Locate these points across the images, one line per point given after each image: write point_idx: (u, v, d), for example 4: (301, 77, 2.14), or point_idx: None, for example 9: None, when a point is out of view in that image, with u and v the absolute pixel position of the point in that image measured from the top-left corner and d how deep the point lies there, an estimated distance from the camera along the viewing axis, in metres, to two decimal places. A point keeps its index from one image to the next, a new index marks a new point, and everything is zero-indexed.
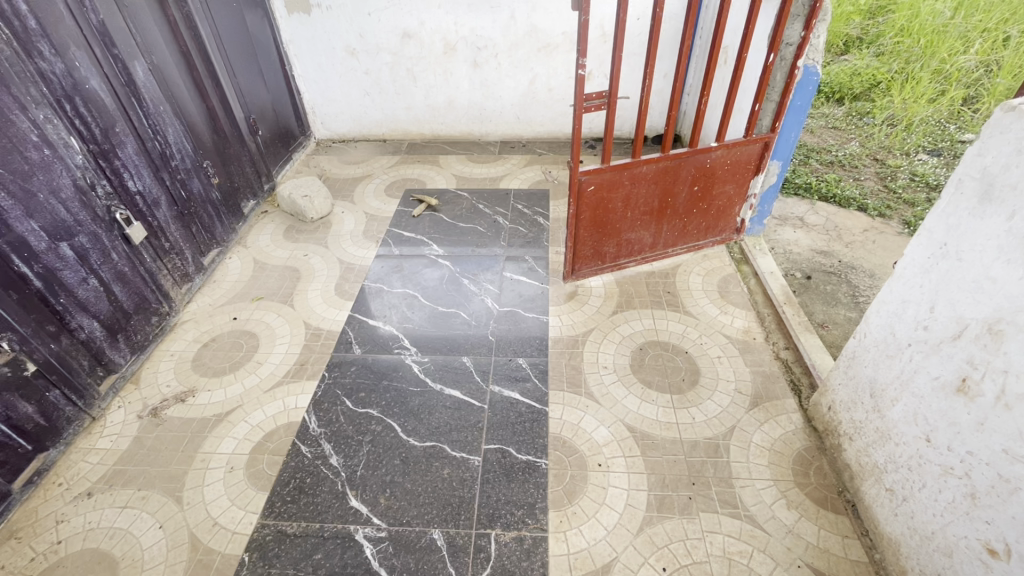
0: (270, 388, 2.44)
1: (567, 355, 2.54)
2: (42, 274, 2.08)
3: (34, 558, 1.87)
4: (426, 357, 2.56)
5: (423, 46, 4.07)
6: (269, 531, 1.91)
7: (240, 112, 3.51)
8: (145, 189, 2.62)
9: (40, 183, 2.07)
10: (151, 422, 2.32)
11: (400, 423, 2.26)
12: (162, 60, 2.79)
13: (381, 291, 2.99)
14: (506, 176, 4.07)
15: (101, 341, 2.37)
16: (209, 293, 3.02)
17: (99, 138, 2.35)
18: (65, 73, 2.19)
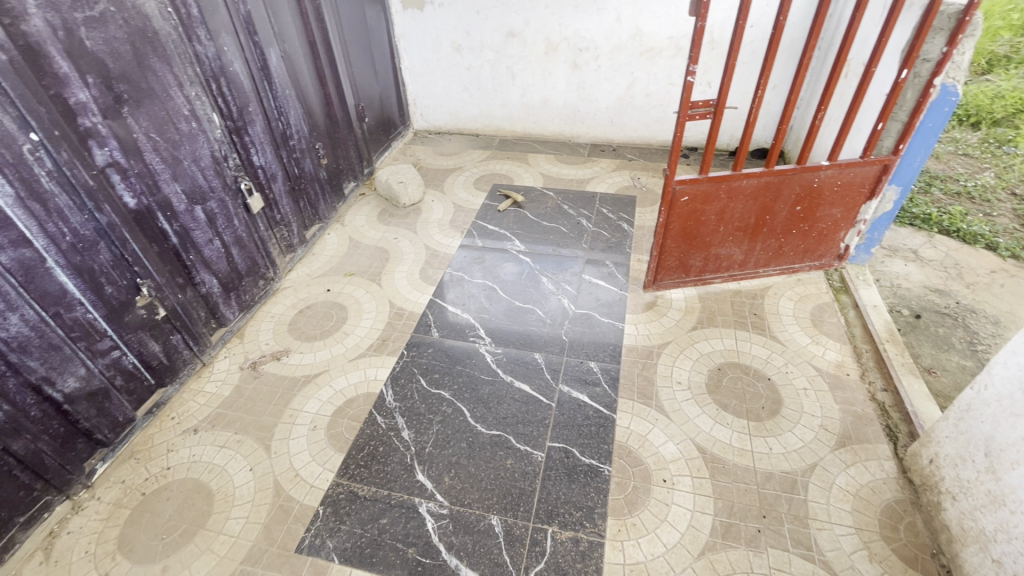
0: (354, 358, 2.61)
1: (640, 365, 2.50)
2: (179, 232, 2.36)
3: (148, 478, 2.13)
4: (499, 349, 2.62)
5: (525, 45, 4.15)
6: (342, 490, 2.05)
7: (351, 99, 3.77)
8: (267, 164, 2.89)
9: (186, 151, 2.35)
10: (250, 374, 2.56)
11: (469, 408, 2.34)
12: (293, 49, 3.06)
13: (462, 280, 3.10)
14: (593, 179, 4.06)
15: (217, 297, 2.65)
16: (308, 264, 3.27)
17: (235, 116, 2.63)
18: (216, 57, 2.46)
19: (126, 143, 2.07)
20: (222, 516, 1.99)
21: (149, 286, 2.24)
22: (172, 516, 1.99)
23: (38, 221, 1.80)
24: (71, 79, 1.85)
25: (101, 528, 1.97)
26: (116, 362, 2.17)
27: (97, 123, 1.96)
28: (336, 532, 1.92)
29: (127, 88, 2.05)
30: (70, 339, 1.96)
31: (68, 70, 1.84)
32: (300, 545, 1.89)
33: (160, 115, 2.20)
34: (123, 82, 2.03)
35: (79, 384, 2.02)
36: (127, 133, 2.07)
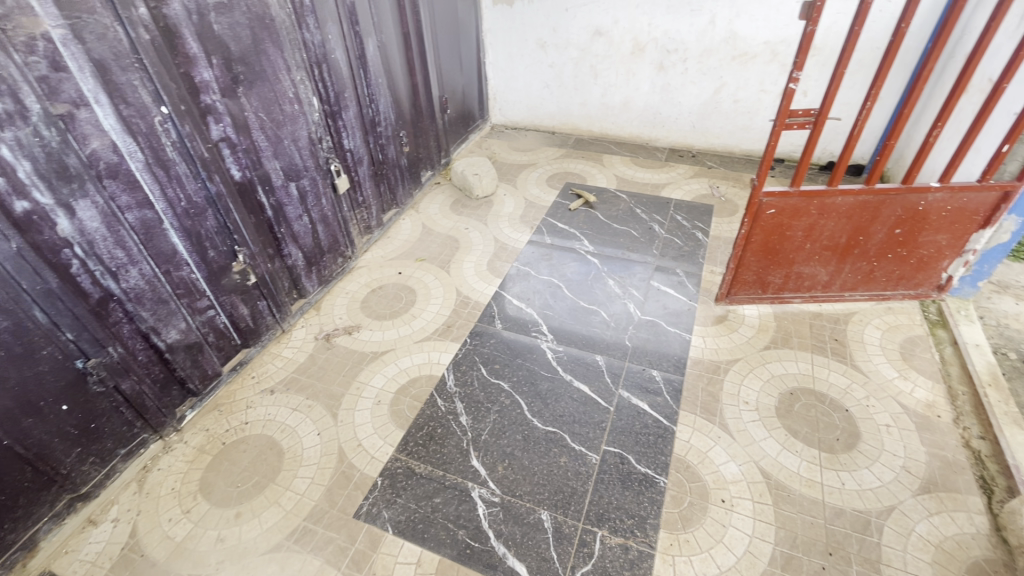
0: (419, 340, 2.70)
1: (706, 379, 2.42)
2: (274, 206, 2.54)
3: (228, 430, 2.31)
4: (560, 347, 2.62)
5: (612, 45, 4.10)
6: (400, 465, 2.13)
7: (436, 91, 3.88)
8: (355, 148, 3.04)
9: (287, 131, 2.51)
10: (323, 344, 2.72)
11: (527, 402, 2.36)
12: (389, 39, 3.19)
13: (528, 276, 3.12)
14: (669, 184, 3.95)
15: (301, 269, 2.83)
16: (382, 246, 3.41)
17: (332, 101, 2.78)
18: (321, 44, 2.61)
19: (238, 121, 2.25)
20: (290, 473, 2.12)
21: (244, 253, 2.42)
22: (247, 467, 2.15)
23: (160, 186, 2.00)
24: (198, 59, 2.03)
25: (186, 469, 2.16)
26: (210, 320, 2.36)
27: (215, 100, 2.14)
28: (392, 503, 2.00)
29: (243, 70, 2.22)
30: (176, 295, 2.16)
31: (197, 50, 2.02)
32: (358, 511, 1.98)
33: (269, 96, 2.37)
34: (241, 64, 2.20)
35: (179, 336, 2.22)
36: (240, 111, 2.25)
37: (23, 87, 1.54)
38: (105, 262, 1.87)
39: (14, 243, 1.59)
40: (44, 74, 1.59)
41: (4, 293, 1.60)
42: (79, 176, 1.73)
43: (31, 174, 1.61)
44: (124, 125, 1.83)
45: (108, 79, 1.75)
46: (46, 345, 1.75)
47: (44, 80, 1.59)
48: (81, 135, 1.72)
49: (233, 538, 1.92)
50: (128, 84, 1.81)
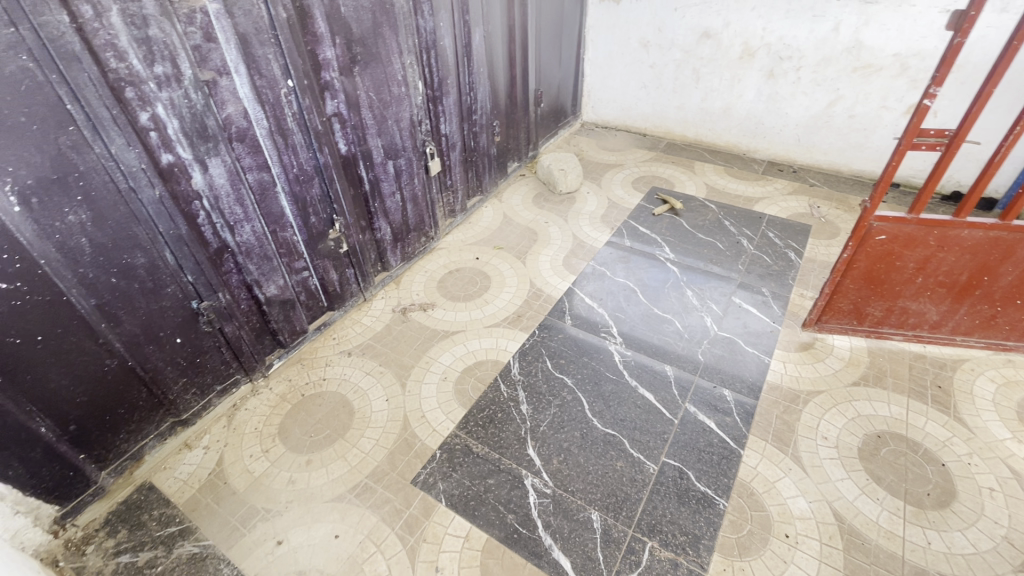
0: (489, 326, 2.76)
1: (782, 407, 2.28)
2: (371, 181, 2.69)
3: (308, 383, 2.50)
4: (629, 351, 2.58)
5: (719, 48, 3.93)
6: (459, 442, 2.20)
7: (533, 84, 3.92)
8: (450, 133, 3.15)
9: (392, 112, 2.65)
10: (400, 317, 2.85)
11: (589, 401, 2.35)
12: (495, 30, 3.25)
13: (604, 276, 3.09)
14: (764, 199, 3.74)
15: (387, 244, 2.98)
16: (464, 230, 3.51)
17: (435, 86, 2.89)
18: (432, 31, 2.72)
19: (350, 98, 2.40)
20: (358, 432, 2.26)
21: (340, 223, 2.59)
22: (321, 420, 2.32)
23: (278, 152, 2.18)
24: (324, 39, 2.19)
25: (269, 413, 2.36)
26: (304, 281, 2.55)
27: (333, 78, 2.30)
28: (447, 477, 2.07)
29: (361, 51, 2.36)
30: (278, 254, 2.36)
31: (324, 30, 2.17)
32: (416, 478, 2.08)
33: (380, 78, 2.51)
34: (360, 45, 2.34)
35: (277, 291, 2.42)
36: (353, 89, 2.40)
37: (180, 54, 1.74)
38: (226, 217, 2.07)
39: (158, 191, 1.81)
40: (197, 44, 1.79)
41: (144, 233, 1.83)
42: (214, 137, 1.93)
43: (177, 131, 1.82)
44: (256, 94, 2.02)
45: (247, 52, 1.93)
46: (170, 283, 1.98)
47: (197, 48, 1.79)
48: (220, 100, 1.91)
49: (303, 482, 2.07)
50: (263, 57, 1.99)
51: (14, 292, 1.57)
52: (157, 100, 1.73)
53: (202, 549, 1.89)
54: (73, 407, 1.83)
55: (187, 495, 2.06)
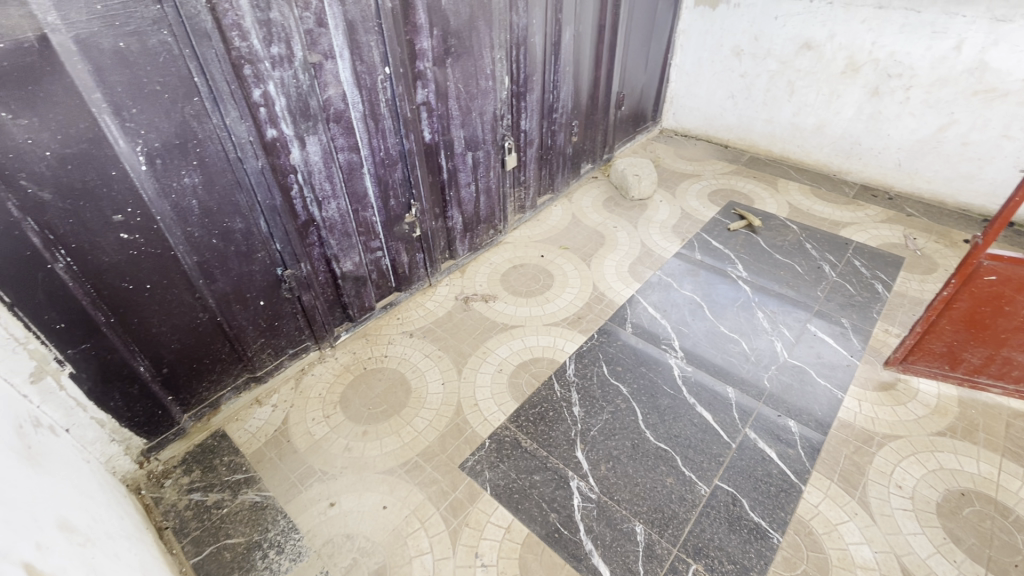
0: (548, 324, 2.77)
1: (852, 447, 2.14)
2: (450, 170, 2.76)
3: (371, 357, 2.61)
4: (689, 367, 2.51)
5: (820, 61, 3.71)
6: (508, 434, 2.22)
7: (616, 86, 3.87)
8: (530, 129, 3.17)
9: (477, 105, 2.70)
10: (462, 305, 2.91)
11: (643, 412, 2.30)
12: (585, 29, 3.24)
13: (670, 287, 3.01)
14: (853, 224, 3.50)
15: (457, 233, 3.05)
16: (531, 226, 3.53)
17: (521, 82, 2.92)
18: (525, 27, 2.75)
19: (440, 88, 2.47)
20: (413, 411, 2.33)
21: (417, 208, 2.68)
22: (379, 395, 2.41)
23: (368, 135, 2.28)
24: (422, 29, 2.27)
25: (332, 381, 2.49)
26: (377, 260, 2.66)
27: (427, 67, 2.38)
28: (494, 467, 2.10)
29: (456, 43, 2.42)
30: (357, 232, 2.47)
31: (423, 21, 2.25)
32: (463, 463, 2.12)
33: (470, 70, 2.56)
34: (455, 38, 2.41)
35: (352, 268, 2.54)
36: (444, 80, 2.47)
37: (294, 36, 1.86)
38: (316, 192, 2.20)
39: (261, 162, 1.95)
40: (310, 28, 1.90)
41: (244, 200, 1.98)
42: (314, 116, 2.05)
43: (283, 108, 1.94)
44: (355, 79, 2.12)
45: (353, 38, 2.03)
46: (261, 250, 2.12)
47: (309, 32, 1.90)
48: (324, 82, 2.03)
49: (358, 451, 2.17)
50: (366, 44, 2.09)
51: (132, 242, 1.75)
52: (270, 78, 1.86)
53: (262, 499, 2.02)
54: (168, 352, 2.00)
55: (254, 447, 2.21)
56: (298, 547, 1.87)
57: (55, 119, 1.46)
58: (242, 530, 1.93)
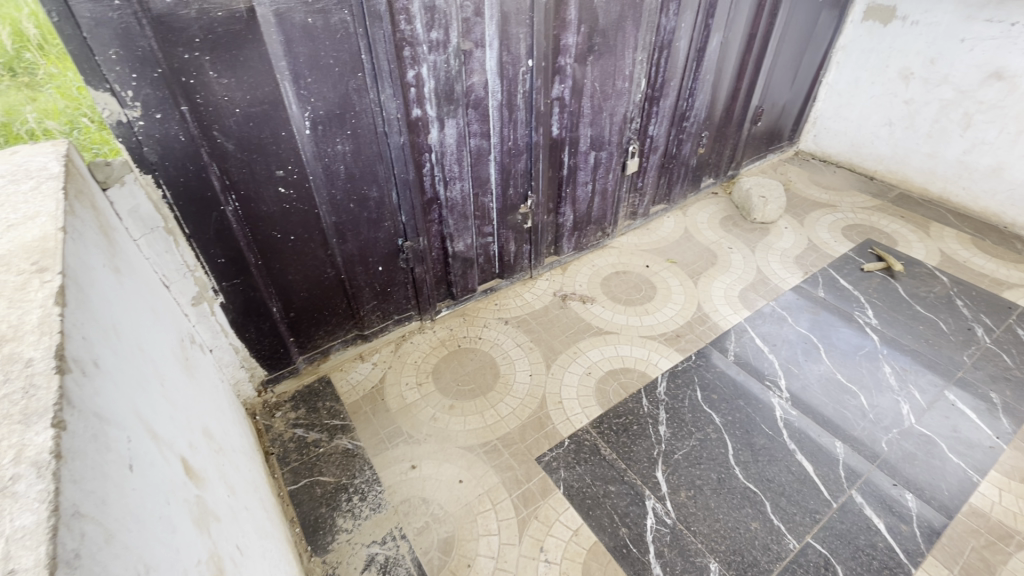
0: (644, 336, 2.70)
1: (983, 540, 1.86)
2: (570, 167, 2.77)
3: (466, 337, 2.70)
4: (794, 411, 2.32)
5: (1011, 93, 3.20)
6: (588, 439, 2.20)
7: (756, 100, 3.62)
8: (657, 135, 3.08)
9: (609, 105, 2.68)
10: (559, 302, 2.92)
11: (735, 447, 2.17)
12: (734, 37, 3.07)
13: (784, 321, 2.80)
14: (1021, 286, 3.01)
15: (566, 230, 3.05)
16: (640, 235, 3.45)
17: (657, 86, 2.84)
18: (672, 31, 2.67)
19: (576, 85, 2.48)
20: (498, 396, 2.39)
21: (532, 200, 2.72)
22: (469, 374, 2.50)
23: (501, 124, 2.35)
24: (570, 25, 2.28)
25: (428, 352, 2.62)
26: (487, 245, 2.75)
27: (568, 63, 2.39)
28: (570, 467, 2.10)
29: (600, 41, 2.41)
30: (474, 215, 2.57)
31: (573, 18, 2.27)
32: (540, 457, 2.14)
33: (609, 70, 2.54)
34: (601, 36, 2.40)
35: (463, 249, 2.64)
36: (581, 77, 2.47)
37: (452, 23, 1.96)
38: (444, 172, 2.32)
39: (403, 139, 2.09)
40: (467, 17, 1.99)
41: (383, 172, 2.13)
42: (457, 100, 2.15)
43: (431, 90, 2.06)
44: (499, 69, 2.19)
45: (505, 29, 2.10)
46: (388, 219, 2.28)
47: (466, 21, 2.00)
48: (470, 69, 2.12)
49: (443, 422, 2.27)
50: (516, 36, 2.14)
51: (286, 196, 1.95)
52: (424, 61, 1.98)
53: (354, 447, 2.19)
54: (296, 299, 2.22)
55: (352, 399, 2.39)
56: (378, 499, 2.00)
57: (247, 80, 1.67)
58: (333, 471, 2.10)
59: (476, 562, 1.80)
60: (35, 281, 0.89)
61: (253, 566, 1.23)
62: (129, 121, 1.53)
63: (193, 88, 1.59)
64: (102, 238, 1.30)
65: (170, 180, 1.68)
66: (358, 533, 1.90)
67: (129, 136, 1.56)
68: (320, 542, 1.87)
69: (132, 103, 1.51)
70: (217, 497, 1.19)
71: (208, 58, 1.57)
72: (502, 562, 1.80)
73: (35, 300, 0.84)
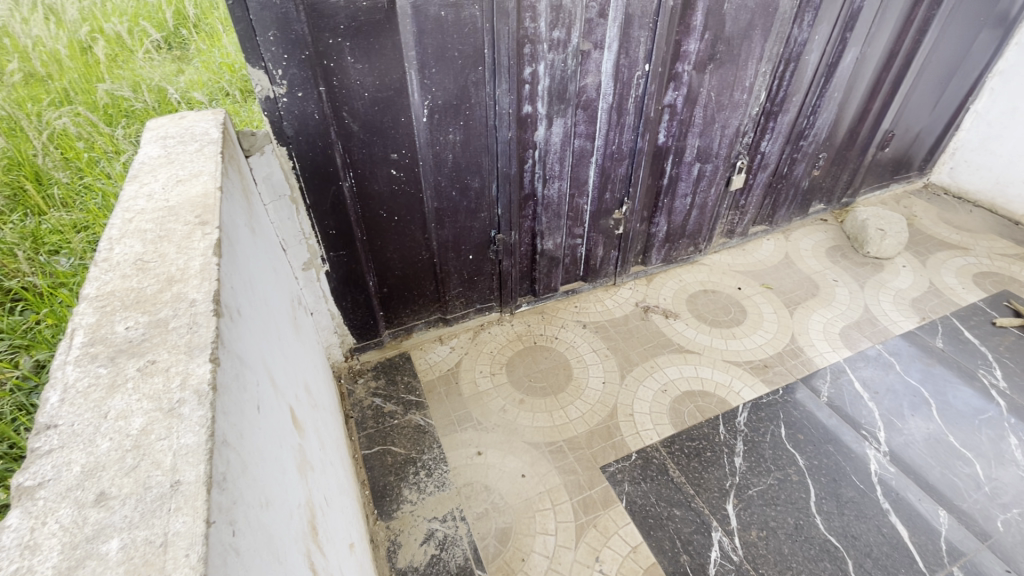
0: (728, 361, 2.57)
1: None
2: (671, 177, 2.69)
3: (543, 334, 2.71)
4: (892, 467, 2.11)
5: None
6: (657, 457, 2.14)
7: (887, 123, 3.30)
8: (769, 153, 2.91)
9: (723, 116, 2.56)
10: (640, 313, 2.85)
11: (818, 494, 2.02)
12: (872, 54, 2.83)
13: (891, 367, 2.55)
14: None
15: (656, 241, 2.96)
16: (734, 254, 3.28)
17: (777, 101, 2.69)
18: (803, 43, 2.52)
19: (691, 93, 2.41)
20: (569, 398, 2.38)
21: (628, 207, 2.67)
22: (542, 371, 2.51)
23: (608, 127, 2.33)
24: (694, 31, 2.22)
25: (504, 344, 2.66)
26: (575, 246, 2.74)
27: (685, 70, 2.33)
28: (635, 483, 2.06)
29: (723, 50, 2.32)
30: (567, 216, 2.57)
31: (698, 23, 2.20)
32: (605, 466, 2.11)
33: (729, 80, 2.43)
34: (725, 44, 2.30)
35: (552, 247, 2.65)
36: (697, 86, 2.39)
37: (576, 23, 1.97)
38: (545, 170, 2.34)
39: (511, 134, 2.13)
40: (590, 17, 1.99)
41: (487, 164, 2.19)
42: (568, 100, 2.16)
43: (544, 88, 2.09)
44: (615, 71, 2.17)
45: (626, 32, 2.08)
46: (485, 210, 2.34)
47: (589, 21, 2.00)
48: (586, 70, 2.12)
49: (512, 415, 2.31)
50: (636, 39, 2.11)
51: (396, 178, 2.06)
52: (543, 59, 2.01)
53: (425, 424, 2.28)
54: (391, 276, 2.34)
55: (429, 378, 2.49)
56: (443, 477, 2.07)
57: (379, 67, 1.78)
58: (405, 444, 2.20)
59: (531, 558, 1.82)
60: (198, 232, 1.01)
61: (334, 517, 1.32)
62: (275, 97, 1.69)
63: (332, 71, 1.72)
64: (244, 200, 1.45)
65: (300, 153, 1.84)
66: (421, 506, 1.98)
67: (273, 110, 1.72)
68: (386, 508, 1.97)
69: (280, 81, 1.66)
70: (313, 449, 1.30)
71: (348, 44, 1.69)
72: (555, 563, 1.81)
73: (199, 249, 0.96)
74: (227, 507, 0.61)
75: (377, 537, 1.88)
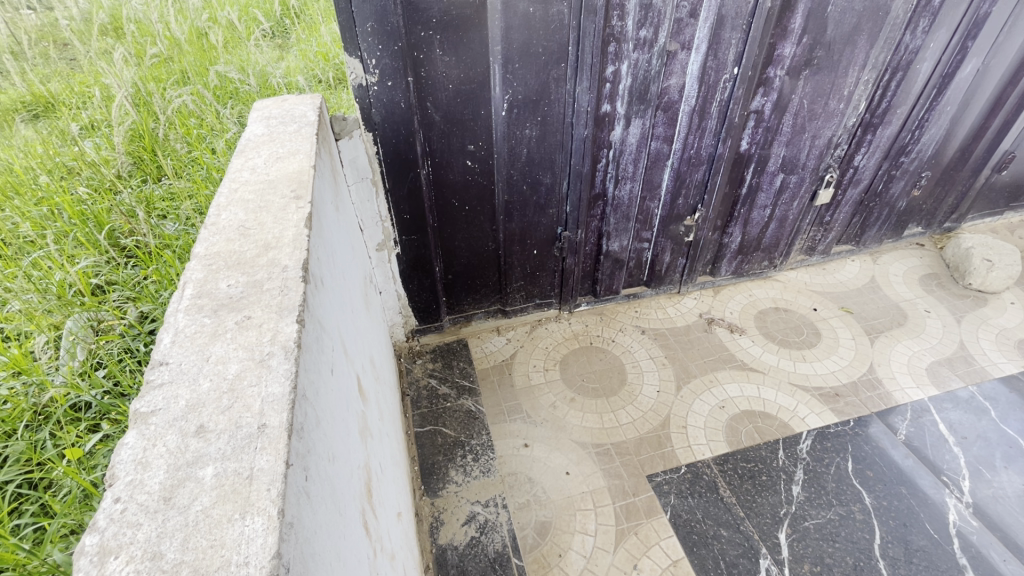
0: (795, 384, 2.43)
1: None
2: (751, 186, 2.58)
3: (600, 335, 2.69)
4: (975, 521, 1.92)
5: None
6: (707, 474, 2.07)
7: (1007, 143, 2.97)
8: (863, 168, 2.71)
9: (814, 126, 2.42)
10: (704, 324, 2.75)
11: (884, 537, 1.88)
12: (997, 65, 2.57)
13: (984, 413, 2.30)
14: None
15: (728, 252, 2.84)
16: (814, 273, 3.08)
17: (878, 112, 2.49)
18: (915, 50, 2.32)
19: (781, 100, 2.29)
20: (621, 402, 2.36)
21: (701, 214, 2.59)
22: (596, 373, 2.50)
23: (688, 130, 2.27)
24: (792, 35, 2.11)
25: (560, 341, 2.66)
26: (641, 250, 2.68)
27: (777, 75, 2.22)
28: (682, 497, 2.00)
29: (822, 55, 2.19)
30: (636, 218, 2.53)
31: (796, 26, 2.08)
32: (652, 475, 2.08)
33: (825, 87, 2.29)
34: (824, 49, 2.17)
35: (617, 249, 2.62)
36: (789, 92, 2.27)
37: (664, 23, 1.94)
38: (618, 170, 2.31)
39: (587, 131, 2.12)
40: (681, 17, 1.95)
41: (561, 161, 2.20)
42: (649, 101, 2.13)
43: (626, 88, 2.07)
44: (701, 73, 2.11)
45: (717, 33, 2.01)
46: (554, 206, 2.35)
47: (678, 21, 1.96)
48: (670, 71, 2.08)
49: (562, 412, 2.31)
50: (727, 41, 2.04)
51: (471, 169, 2.12)
52: (626, 58, 1.99)
53: (476, 411, 2.33)
54: (456, 263, 2.41)
55: (483, 366, 2.54)
56: (490, 464, 2.12)
57: (465, 60, 1.84)
58: (455, 427, 2.27)
59: (567, 555, 1.83)
60: (293, 206, 1.10)
61: (386, 486, 1.39)
62: (367, 85, 1.78)
63: (420, 62, 1.80)
64: (331, 178, 1.55)
65: (384, 139, 1.93)
66: (466, 488, 2.04)
67: (364, 97, 1.81)
68: (433, 485, 2.05)
69: (372, 70, 1.75)
70: (373, 418, 1.38)
71: (438, 38, 1.76)
72: (592, 564, 1.81)
73: (293, 221, 1.05)
74: (303, 454, 0.67)
75: (423, 511, 1.96)
